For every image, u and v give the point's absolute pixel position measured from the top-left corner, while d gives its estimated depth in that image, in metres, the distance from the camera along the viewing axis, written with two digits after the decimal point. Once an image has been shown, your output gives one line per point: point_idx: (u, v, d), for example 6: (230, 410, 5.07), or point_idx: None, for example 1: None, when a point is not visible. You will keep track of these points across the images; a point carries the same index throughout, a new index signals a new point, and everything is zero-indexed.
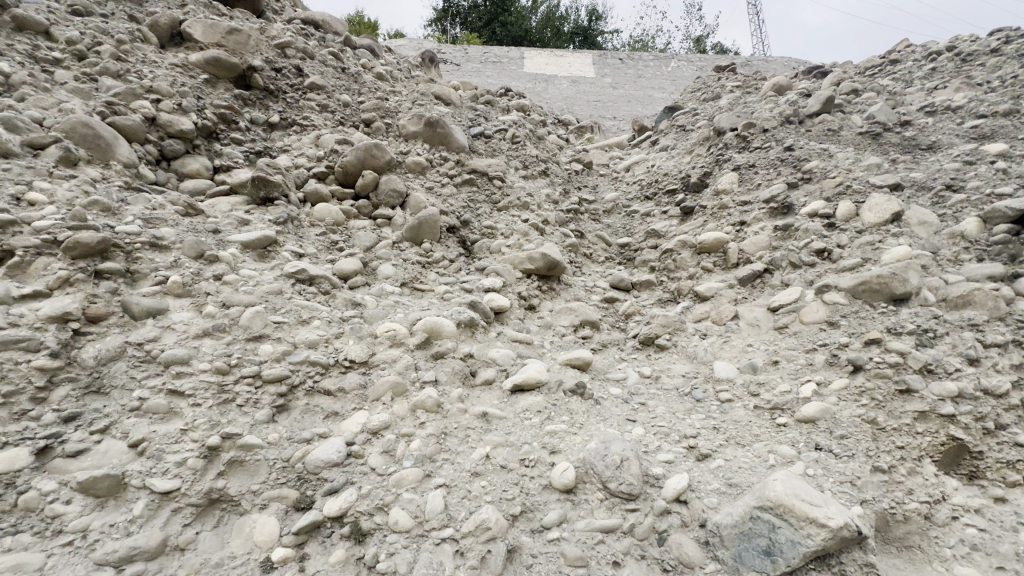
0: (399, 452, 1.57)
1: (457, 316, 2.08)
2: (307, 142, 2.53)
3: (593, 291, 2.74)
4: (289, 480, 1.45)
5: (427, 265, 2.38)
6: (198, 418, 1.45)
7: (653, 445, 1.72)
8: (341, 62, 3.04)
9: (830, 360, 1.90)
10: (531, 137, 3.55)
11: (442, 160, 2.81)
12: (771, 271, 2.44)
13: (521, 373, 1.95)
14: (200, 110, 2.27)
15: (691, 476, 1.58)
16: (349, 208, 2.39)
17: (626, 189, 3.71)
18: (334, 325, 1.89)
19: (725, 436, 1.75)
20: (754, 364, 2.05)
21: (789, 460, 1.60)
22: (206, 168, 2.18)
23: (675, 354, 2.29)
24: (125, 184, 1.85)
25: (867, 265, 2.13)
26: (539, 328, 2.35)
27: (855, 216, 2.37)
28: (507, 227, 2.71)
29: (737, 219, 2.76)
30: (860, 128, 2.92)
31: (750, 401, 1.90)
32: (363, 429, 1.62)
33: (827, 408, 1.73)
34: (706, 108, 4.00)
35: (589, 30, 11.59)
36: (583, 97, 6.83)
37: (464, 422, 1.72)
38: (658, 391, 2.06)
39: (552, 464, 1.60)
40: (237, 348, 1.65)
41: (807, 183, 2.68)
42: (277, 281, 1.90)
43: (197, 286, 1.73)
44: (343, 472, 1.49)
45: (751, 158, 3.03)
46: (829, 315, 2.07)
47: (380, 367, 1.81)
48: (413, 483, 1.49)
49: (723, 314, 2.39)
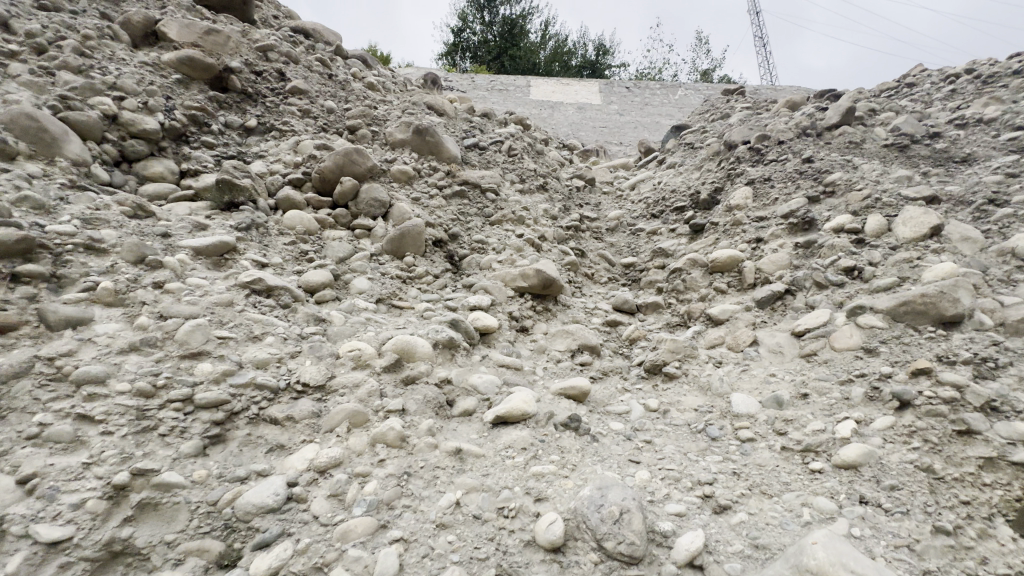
0: (350, 496, 1.29)
1: (434, 336, 1.83)
2: (284, 147, 2.37)
3: (594, 312, 2.48)
4: (213, 529, 1.17)
5: (408, 280, 2.15)
6: (106, 450, 1.19)
7: (661, 493, 1.42)
8: (328, 69, 2.92)
9: (869, 394, 1.62)
10: (529, 152, 3.38)
11: (430, 170, 2.63)
12: (793, 292, 2.17)
13: (505, 402, 1.68)
14: (168, 110, 2.12)
15: (707, 533, 1.28)
16: (324, 217, 2.19)
17: (631, 207, 3.50)
18: (291, 343, 1.65)
19: (748, 483, 1.46)
20: (779, 397, 1.76)
21: (829, 517, 1.29)
22: (170, 172, 2.00)
23: (685, 385, 2.00)
24: (69, 183, 1.67)
25: (905, 285, 1.86)
26: (531, 353, 2.08)
27: (886, 232, 2.12)
28: (499, 242, 2.50)
29: (753, 236, 2.52)
30: (885, 141, 2.69)
31: (776, 441, 1.61)
32: (310, 466, 1.35)
33: (871, 451, 1.44)
34: (715, 126, 3.82)
35: (598, 64, 11.77)
36: (590, 124, 6.76)
37: (433, 460, 1.45)
38: (666, 428, 1.77)
39: (537, 515, 1.31)
40: (169, 366, 1.40)
41: (830, 197, 2.44)
42: (229, 291, 1.67)
43: (134, 294, 1.50)
44: (279, 520, 1.22)
45: (766, 172, 2.81)
46: (865, 340, 1.79)
47: (340, 392, 1.56)
48: (365, 536, 1.21)
49: (739, 339, 2.11)
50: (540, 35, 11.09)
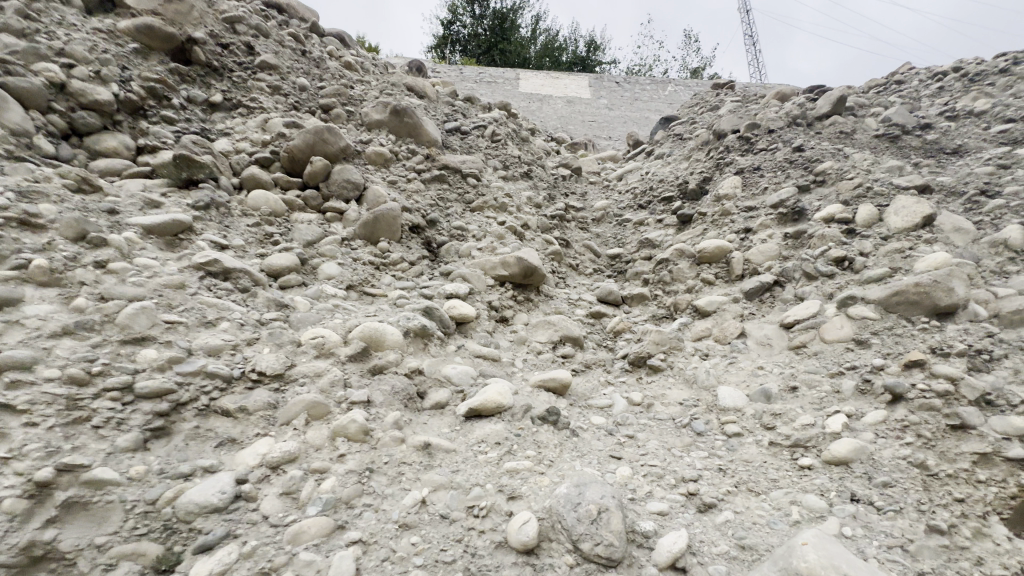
0: (304, 495, 1.18)
1: (405, 323, 1.73)
2: (252, 125, 2.24)
3: (577, 304, 2.39)
4: (151, 531, 1.05)
5: (382, 266, 2.04)
6: (29, 444, 1.04)
7: (642, 490, 1.33)
8: (302, 45, 2.79)
9: (861, 387, 1.55)
10: (514, 138, 3.29)
11: (408, 154, 2.52)
12: (782, 283, 2.10)
13: (480, 394, 1.58)
14: (123, 81, 1.97)
15: (691, 533, 1.20)
16: (293, 199, 2.06)
17: (618, 197, 3.42)
18: (248, 329, 1.53)
19: (735, 480, 1.38)
20: (768, 390, 1.68)
21: (819, 515, 1.22)
22: (125, 147, 1.86)
23: (671, 378, 1.92)
24: (5, 153, 1.51)
25: (896, 276, 1.79)
26: (511, 344, 1.99)
27: (878, 222, 2.05)
28: (480, 229, 2.40)
29: (742, 226, 2.44)
30: (875, 131, 2.63)
31: (764, 436, 1.53)
32: (262, 462, 1.24)
33: (862, 446, 1.37)
34: (704, 117, 3.75)
35: (588, 60, 11.68)
36: (578, 119, 6.69)
37: (399, 456, 1.34)
38: (650, 422, 1.68)
39: (509, 514, 1.21)
40: (107, 352, 1.26)
41: (820, 187, 2.37)
42: (181, 273, 1.54)
43: (72, 274, 1.36)
44: (223, 522, 1.10)
45: (755, 161, 2.74)
46: (856, 332, 1.72)
47: (299, 382, 1.44)
48: (319, 538, 1.10)
49: (726, 331, 2.04)
50: (531, 30, 10.97)
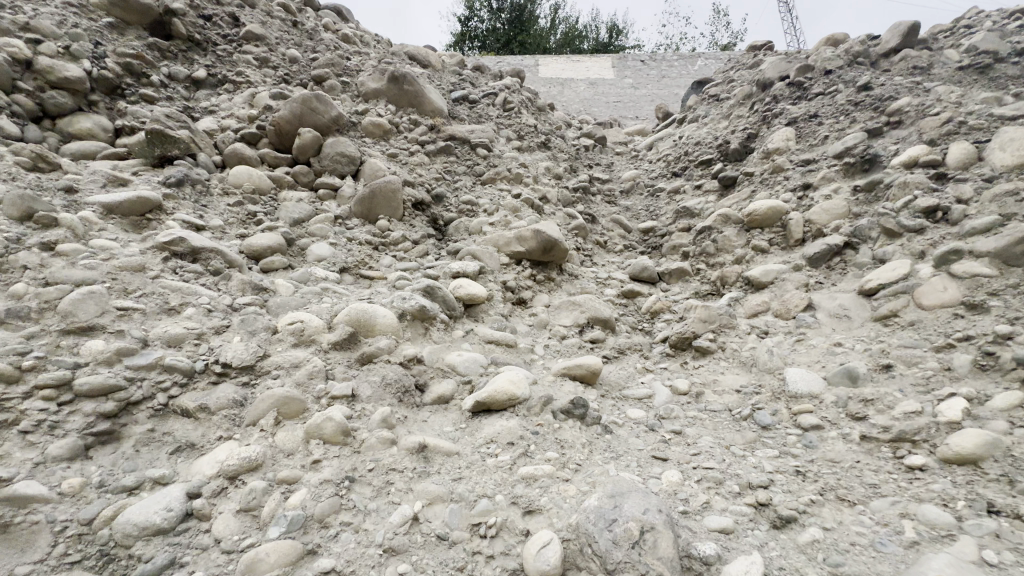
0: (266, 512, 0.94)
1: (401, 304, 1.48)
2: (238, 101, 2.08)
3: (607, 283, 2.09)
4: (85, 558, 0.83)
5: (381, 245, 1.82)
6: None
7: (697, 501, 1.03)
8: (292, 16, 2.62)
9: (981, 363, 1.18)
10: (529, 108, 3.02)
11: (410, 125, 2.30)
12: (854, 245, 1.74)
13: (490, 385, 1.32)
14: (98, 57, 1.81)
15: (766, 558, 0.89)
16: (281, 175, 1.87)
17: (648, 167, 3.09)
18: (217, 316, 1.32)
19: (821, 487, 1.05)
20: (853, 371, 1.33)
21: (948, 534, 0.88)
22: (100, 126, 1.70)
23: (723, 361, 1.61)
24: None
25: (1013, 222, 1.40)
26: (530, 329, 1.72)
27: (977, 161, 1.65)
28: (491, 203, 2.14)
29: (798, 183, 2.09)
30: (959, 62, 2.20)
31: (853, 428, 1.19)
32: (220, 472, 1.00)
33: (996, 439, 1.01)
34: (742, 75, 3.36)
35: (611, 47, 11.24)
36: (603, 101, 6.33)
37: (387, 461, 1.09)
38: (701, 415, 1.37)
39: (525, 535, 0.94)
40: (44, 343, 1.06)
41: (895, 129, 1.98)
42: (143, 255, 1.35)
43: (12, 257, 1.16)
44: (168, 546, 0.87)
45: (810, 108, 2.37)
46: (966, 294, 1.34)
47: (272, 375, 1.22)
48: (280, 568, 0.86)
49: (789, 305, 1.69)
50: (550, 20, 10.66)
